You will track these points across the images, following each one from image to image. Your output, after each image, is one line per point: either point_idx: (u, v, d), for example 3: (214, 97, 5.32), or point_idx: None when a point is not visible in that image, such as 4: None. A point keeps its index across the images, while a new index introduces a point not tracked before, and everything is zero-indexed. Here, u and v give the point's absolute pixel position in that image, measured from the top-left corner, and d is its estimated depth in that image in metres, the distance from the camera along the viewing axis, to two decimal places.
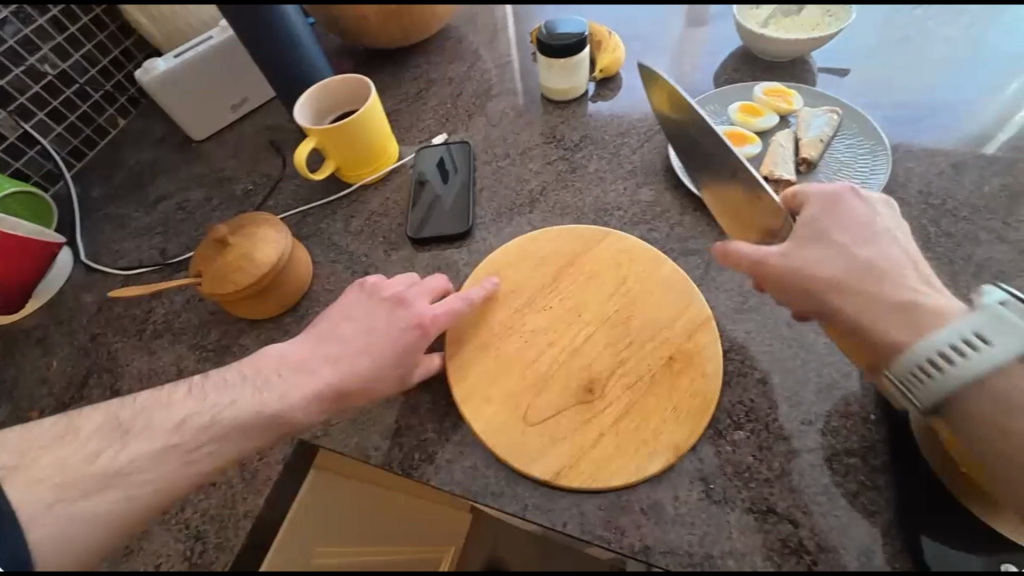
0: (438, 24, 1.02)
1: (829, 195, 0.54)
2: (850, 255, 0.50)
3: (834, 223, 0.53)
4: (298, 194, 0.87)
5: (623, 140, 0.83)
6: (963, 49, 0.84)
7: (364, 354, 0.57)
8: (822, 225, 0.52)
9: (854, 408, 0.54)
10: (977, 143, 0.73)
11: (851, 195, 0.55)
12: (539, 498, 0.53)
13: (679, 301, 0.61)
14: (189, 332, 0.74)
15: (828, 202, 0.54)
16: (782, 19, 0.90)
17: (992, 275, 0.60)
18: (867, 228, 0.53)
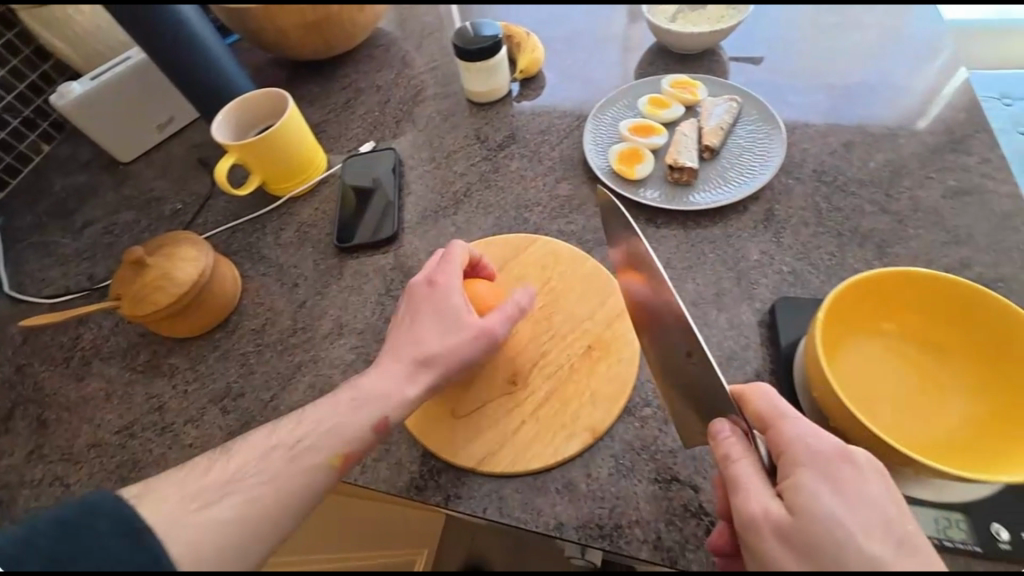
0: (362, 33, 1.03)
1: (814, 440, 0.42)
2: (870, 555, 0.37)
3: (837, 487, 0.39)
4: (228, 210, 0.87)
5: (544, 138, 0.86)
6: (865, 32, 0.89)
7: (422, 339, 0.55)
8: (822, 512, 0.38)
9: (751, 378, 0.57)
10: (914, 119, 0.77)
11: (843, 448, 0.41)
12: (460, 488, 0.55)
13: (598, 291, 0.64)
14: (117, 356, 0.74)
15: (826, 469, 0.40)
16: (689, 13, 0.94)
17: (875, 244, 0.65)
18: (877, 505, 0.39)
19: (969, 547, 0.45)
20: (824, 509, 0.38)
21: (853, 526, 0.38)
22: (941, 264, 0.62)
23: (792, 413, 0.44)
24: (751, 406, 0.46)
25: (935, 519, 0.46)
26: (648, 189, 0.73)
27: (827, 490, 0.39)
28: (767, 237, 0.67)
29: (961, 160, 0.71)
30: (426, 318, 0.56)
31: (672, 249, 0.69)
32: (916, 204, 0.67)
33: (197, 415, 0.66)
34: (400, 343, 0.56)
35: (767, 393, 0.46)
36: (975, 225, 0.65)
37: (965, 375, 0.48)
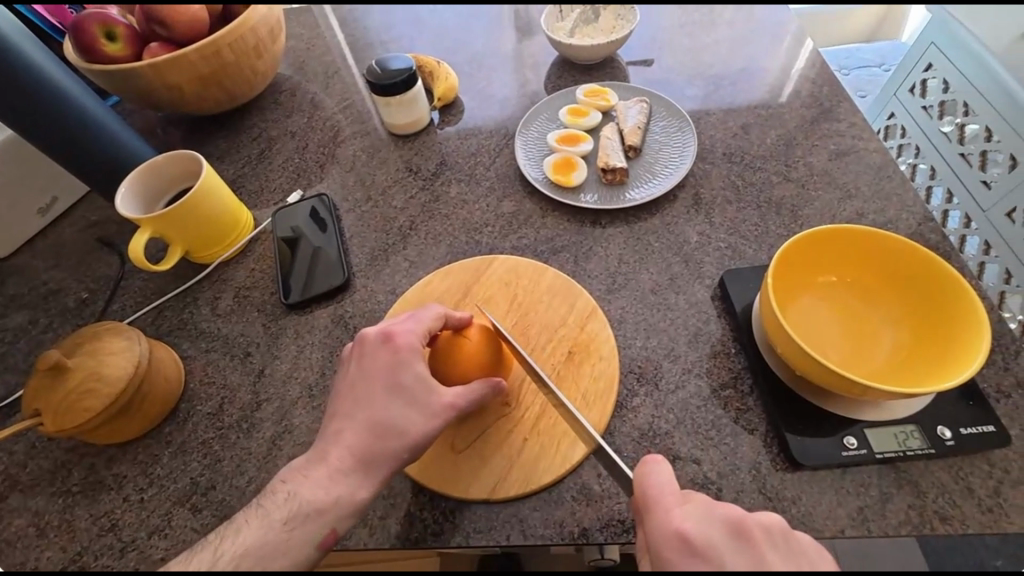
0: (262, 80, 0.99)
1: (666, 536, 0.43)
2: None
3: None
4: (147, 290, 0.79)
5: (476, 160, 0.87)
6: (733, 29, 1.02)
7: (386, 419, 0.51)
8: None
9: (719, 348, 0.62)
10: (774, 97, 0.89)
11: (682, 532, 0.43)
12: (478, 521, 0.54)
13: (567, 293, 0.67)
14: (42, 481, 0.63)
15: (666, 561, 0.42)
16: (584, 28, 1.01)
17: (788, 210, 0.74)
18: None
19: (926, 451, 0.52)
20: None
21: None
22: (842, 217, 0.72)
23: (654, 500, 0.45)
24: (635, 492, 0.47)
25: (896, 434, 0.53)
26: (587, 193, 0.78)
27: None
28: (700, 219, 0.74)
29: (835, 126, 0.83)
30: (377, 392, 0.52)
31: (621, 245, 0.73)
32: (811, 169, 0.78)
33: (163, 524, 0.58)
34: (354, 419, 0.52)
35: (645, 477, 0.47)
36: (859, 179, 0.76)
37: (887, 310, 0.56)
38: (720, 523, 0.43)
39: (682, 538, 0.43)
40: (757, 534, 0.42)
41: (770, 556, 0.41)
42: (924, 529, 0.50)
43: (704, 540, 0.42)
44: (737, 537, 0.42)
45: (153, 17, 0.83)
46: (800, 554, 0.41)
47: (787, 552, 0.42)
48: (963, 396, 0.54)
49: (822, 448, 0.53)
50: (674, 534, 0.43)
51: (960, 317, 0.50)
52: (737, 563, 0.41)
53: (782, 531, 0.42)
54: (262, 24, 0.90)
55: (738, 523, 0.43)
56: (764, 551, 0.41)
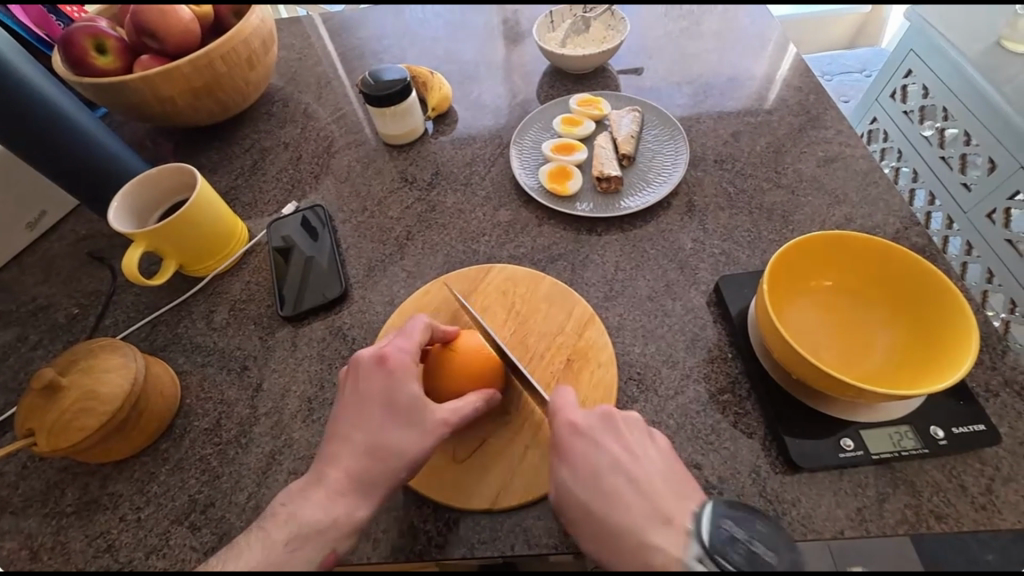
0: (254, 91, 0.98)
1: (557, 422, 0.51)
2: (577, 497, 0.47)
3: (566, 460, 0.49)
4: (140, 304, 0.78)
5: (471, 169, 0.88)
6: (721, 38, 1.04)
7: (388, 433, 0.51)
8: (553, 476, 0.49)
9: (716, 353, 0.63)
10: (759, 102, 0.91)
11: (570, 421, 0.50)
12: (483, 532, 0.54)
13: (565, 301, 0.67)
14: (34, 503, 0.62)
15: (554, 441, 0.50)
16: (575, 37, 1.03)
17: (780, 215, 0.75)
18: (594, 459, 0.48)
19: (920, 451, 0.53)
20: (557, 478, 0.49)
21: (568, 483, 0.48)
22: (832, 222, 0.74)
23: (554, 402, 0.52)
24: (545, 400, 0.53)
25: (890, 435, 0.54)
26: (582, 202, 0.78)
27: (558, 460, 0.49)
28: (694, 226, 0.75)
29: (822, 133, 0.85)
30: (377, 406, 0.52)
31: (617, 252, 0.74)
32: (800, 175, 0.79)
33: (161, 543, 0.57)
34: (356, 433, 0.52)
35: (552, 394, 0.53)
36: (847, 184, 0.78)
37: (881, 316, 0.57)
38: (597, 415, 0.51)
39: (570, 424, 0.50)
40: (623, 423, 0.50)
41: (629, 437, 0.50)
42: (920, 528, 0.50)
43: (585, 425, 0.50)
44: (607, 423, 0.50)
45: (144, 30, 0.83)
46: (651, 437, 0.50)
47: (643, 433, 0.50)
48: (955, 396, 0.55)
49: (819, 450, 0.54)
50: (562, 422, 0.50)
51: (951, 321, 0.51)
52: (605, 441, 0.49)
53: (641, 422, 0.51)
54: (255, 35, 0.90)
55: (609, 413, 0.51)
56: (626, 433, 0.50)
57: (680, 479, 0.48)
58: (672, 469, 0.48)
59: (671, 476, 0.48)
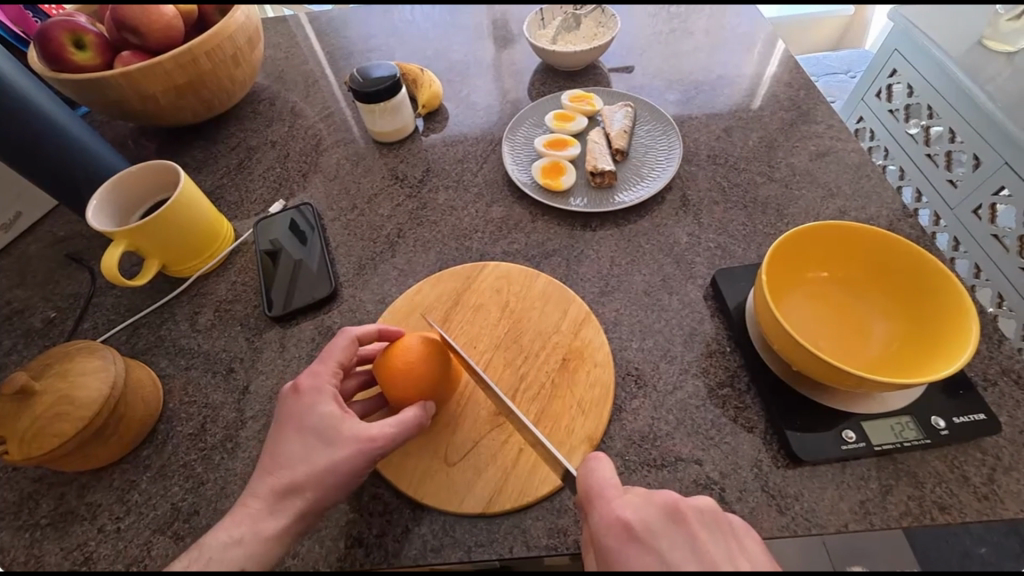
0: (239, 90, 0.96)
1: (606, 526, 0.43)
2: None
3: None
4: (120, 307, 0.75)
5: (463, 166, 0.87)
6: (709, 35, 1.04)
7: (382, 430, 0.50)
8: None
9: (713, 347, 0.62)
10: (750, 99, 0.91)
11: (621, 524, 0.43)
12: (480, 534, 0.52)
13: (561, 297, 0.66)
14: (6, 514, 0.59)
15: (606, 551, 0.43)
16: (566, 35, 1.02)
17: (774, 209, 0.75)
18: None
19: (921, 441, 0.52)
20: None
21: None
22: (826, 215, 0.74)
23: (598, 492, 0.45)
24: (582, 495, 0.47)
25: (891, 426, 0.53)
26: (576, 197, 0.77)
27: None
28: (689, 220, 0.75)
29: (814, 128, 0.85)
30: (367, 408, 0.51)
31: (612, 247, 0.73)
32: (793, 169, 0.79)
33: (142, 554, 0.55)
34: (346, 434, 0.50)
35: (589, 478, 0.47)
36: (840, 178, 0.78)
37: (877, 305, 0.56)
38: (659, 510, 0.43)
39: (623, 524, 0.43)
40: (693, 519, 0.43)
41: (703, 538, 0.42)
42: (924, 520, 0.50)
43: (643, 528, 0.43)
44: (674, 524, 0.42)
45: (125, 25, 0.81)
46: (735, 540, 0.42)
47: (719, 534, 0.42)
48: (956, 386, 0.54)
49: (821, 444, 0.53)
50: (614, 522, 0.43)
51: (948, 308, 0.50)
52: (673, 548, 0.41)
53: (716, 515, 0.43)
54: (240, 32, 0.88)
55: (673, 508, 0.43)
56: (701, 535, 0.42)
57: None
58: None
59: None
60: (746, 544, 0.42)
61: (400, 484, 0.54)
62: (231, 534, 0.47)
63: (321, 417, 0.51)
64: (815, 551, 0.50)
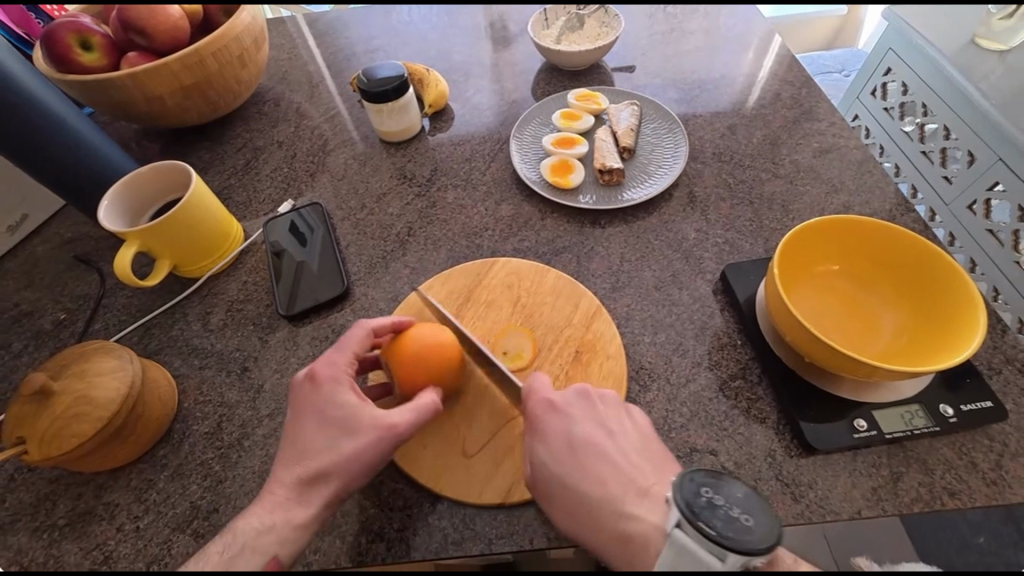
0: (244, 91, 0.96)
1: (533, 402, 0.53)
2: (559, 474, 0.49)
3: (546, 440, 0.51)
4: (131, 307, 0.75)
5: (471, 165, 0.87)
6: (711, 35, 1.06)
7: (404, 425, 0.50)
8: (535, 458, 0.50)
9: (724, 340, 0.63)
10: (752, 97, 0.93)
11: (546, 403, 0.52)
12: (500, 527, 0.53)
13: (572, 291, 0.67)
14: (23, 515, 0.59)
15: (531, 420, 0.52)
16: (570, 34, 1.03)
17: (780, 205, 0.76)
18: (577, 439, 0.50)
19: (931, 429, 0.53)
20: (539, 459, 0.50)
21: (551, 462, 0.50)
22: (831, 210, 0.75)
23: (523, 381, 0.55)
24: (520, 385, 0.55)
25: (901, 414, 0.54)
26: (584, 194, 0.78)
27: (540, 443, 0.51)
28: (697, 217, 0.76)
29: (816, 126, 0.86)
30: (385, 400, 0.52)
31: (622, 243, 0.74)
32: (797, 166, 0.81)
33: (162, 553, 0.55)
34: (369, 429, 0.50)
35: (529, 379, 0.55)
36: (843, 174, 0.79)
37: (884, 297, 0.58)
38: (576, 394, 0.53)
39: (548, 403, 0.52)
40: (593, 396, 0.54)
41: (605, 413, 0.53)
42: (935, 506, 0.51)
43: (563, 404, 0.52)
44: (585, 402, 0.53)
45: (132, 26, 0.81)
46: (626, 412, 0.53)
47: (617, 410, 0.53)
48: (962, 374, 0.56)
49: (833, 433, 0.54)
50: (535, 396, 0.53)
51: (955, 300, 0.52)
52: (582, 417, 0.52)
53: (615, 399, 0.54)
54: (246, 33, 0.88)
55: (586, 394, 0.54)
56: (603, 411, 0.53)
57: (654, 442, 0.52)
58: (649, 443, 0.51)
59: (649, 449, 0.51)
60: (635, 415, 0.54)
61: (419, 476, 0.55)
62: (257, 523, 0.47)
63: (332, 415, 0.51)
64: (815, 538, 0.57)
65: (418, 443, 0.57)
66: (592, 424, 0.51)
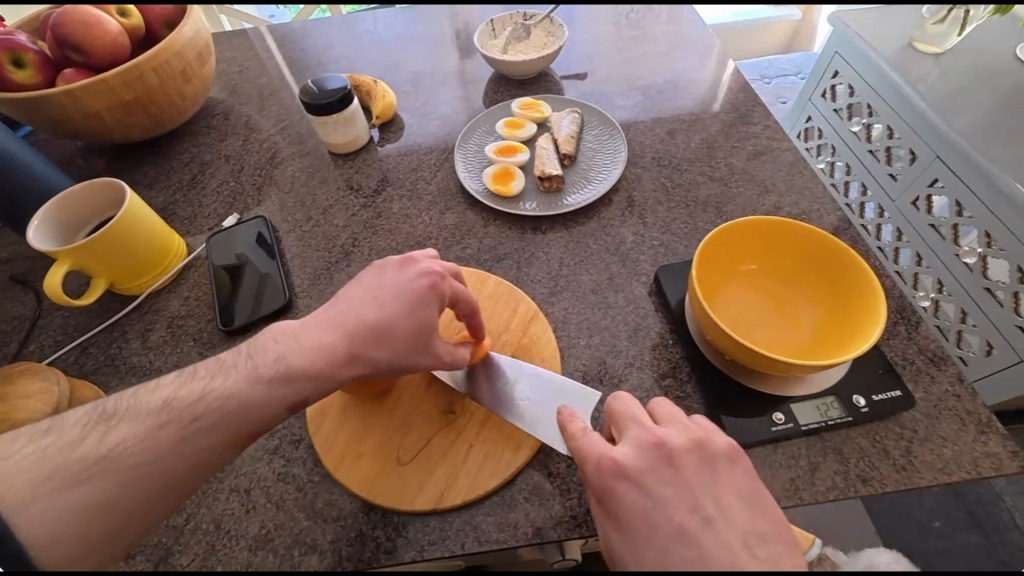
0: (191, 107, 0.96)
1: (597, 474, 0.48)
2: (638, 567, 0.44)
3: (620, 522, 0.46)
4: (69, 327, 0.74)
5: (417, 175, 0.88)
6: (655, 42, 1.09)
7: None
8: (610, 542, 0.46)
9: (657, 340, 0.65)
10: (692, 103, 0.95)
11: (612, 475, 0.47)
12: (433, 532, 0.54)
13: (511, 296, 0.68)
14: None
15: (599, 495, 0.47)
16: (517, 44, 1.05)
17: (714, 207, 0.78)
18: (654, 519, 0.45)
19: (845, 420, 0.56)
20: (612, 543, 0.46)
21: (628, 549, 0.45)
22: (762, 211, 0.78)
23: (591, 442, 0.50)
24: (578, 449, 0.50)
25: (817, 406, 0.57)
26: (526, 202, 0.80)
27: (610, 526, 0.46)
28: (635, 220, 0.78)
29: (751, 129, 0.89)
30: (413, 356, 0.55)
31: (561, 249, 0.76)
32: (732, 169, 0.83)
33: None
34: None
35: (581, 442, 0.50)
36: (775, 175, 0.82)
37: (803, 294, 0.59)
38: (645, 455, 0.48)
39: (613, 472, 0.47)
40: (681, 457, 0.47)
41: (689, 477, 0.46)
42: (848, 493, 0.53)
43: (634, 471, 0.47)
44: (663, 465, 0.47)
45: (68, 43, 0.81)
46: (716, 472, 0.47)
47: (704, 465, 0.47)
48: (875, 366, 0.58)
49: (752, 426, 0.56)
50: (609, 463, 0.47)
51: (861, 292, 0.54)
52: (659, 486, 0.46)
53: (699, 454, 0.48)
54: (188, 47, 0.88)
55: (661, 451, 0.48)
56: (685, 474, 0.47)
57: (759, 511, 0.46)
58: (749, 507, 0.46)
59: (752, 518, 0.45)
60: (728, 471, 0.47)
61: (353, 486, 0.55)
62: None
63: (405, 300, 0.53)
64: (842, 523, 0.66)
65: (351, 453, 0.57)
66: (682, 500, 0.45)
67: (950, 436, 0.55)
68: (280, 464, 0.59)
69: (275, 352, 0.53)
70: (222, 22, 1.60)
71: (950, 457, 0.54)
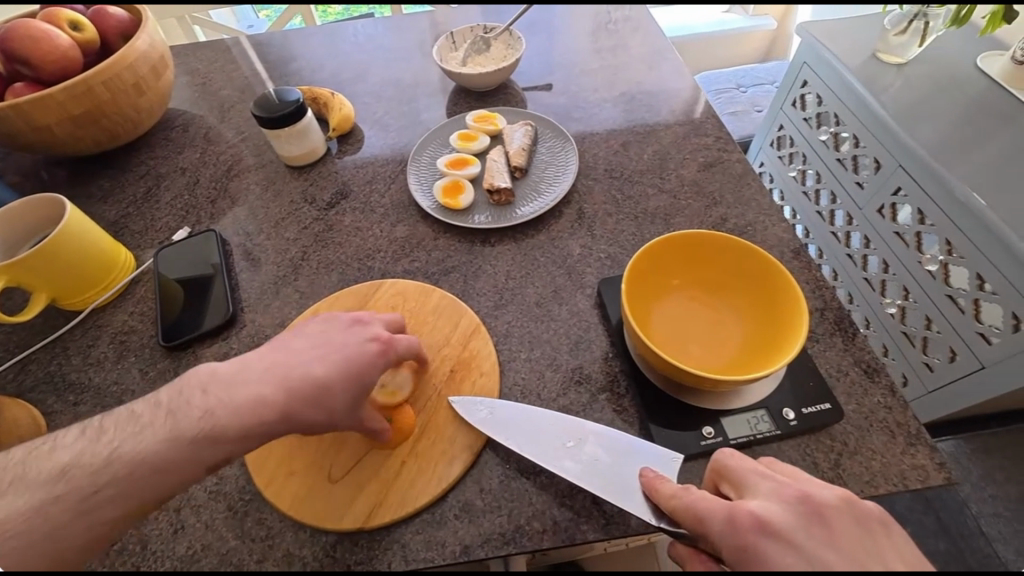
0: (147, 120, 0.96)
1: (728, 532, 0.42)
2: None
3: None
4: (10, 343, 0.73)
5: (371, 188, 0.88)
6: (614, 54, 1.10)
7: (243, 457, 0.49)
8: None
9: (597, 354, 0.65)
10: (647, 114, 0.96)
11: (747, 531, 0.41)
12: (360, 550, 0.53)
13: (454, 309, 0.68)
14: None
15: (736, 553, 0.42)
16: (476, 57, 1.06)
17: (662, 219, 0.79)
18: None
19: (774, 433, 0.56)
20: None
21: None
22: (709, 222, 0.78)
23: (708, 501, 0.45)
24: (694, 506, 0.45)
25: (748, 420, 0.57)
26: (477, 214, 0.80)
27: None
28: (583, 233, 0.78)
29: (704, 140, 0.90)
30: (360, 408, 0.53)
31: (509, 261, 0.76)
32: (682, 180, 0.84)
33: None
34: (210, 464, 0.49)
35: (697, 498, 0.45)
36: (724, 187, 0.82)
37: (732, 304, 0.61)
38: (785, 508, 0.42)
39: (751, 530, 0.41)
40: (833, 514, 0.42)
41: (843, 536, 0.41)
42: None
43: (775, 525, 0.41)
44: (811, 522, 0.41)
45: (18, 58, 0.81)
46: (877, 533, 0.41)
47: (858, 526, 0.42)
48: (806, 378, 0.59)
49: (682, 440, 0.56)
50: (746, 517, 0.42)
51: (786, 303, 0.54)
52: (810, 545, 0.40)
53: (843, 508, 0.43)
54: (142, 60, 0.88)
55: (801, 506, 0.42)
56: (837, 531, 0.41)
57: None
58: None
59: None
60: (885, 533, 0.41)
61: (283, 505, 0.55)
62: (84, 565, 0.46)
63: (349, 361, 0.51)
64: None
65: (283, 471, 0.57)
66: (846, 564, 0.39)
67: (880, 448, 0.56)
68: (211, 482, 0.58)
69: (200, 372, 0.52)
70: (195, 33, 1.60)
71: (877, 470, 0.54)
